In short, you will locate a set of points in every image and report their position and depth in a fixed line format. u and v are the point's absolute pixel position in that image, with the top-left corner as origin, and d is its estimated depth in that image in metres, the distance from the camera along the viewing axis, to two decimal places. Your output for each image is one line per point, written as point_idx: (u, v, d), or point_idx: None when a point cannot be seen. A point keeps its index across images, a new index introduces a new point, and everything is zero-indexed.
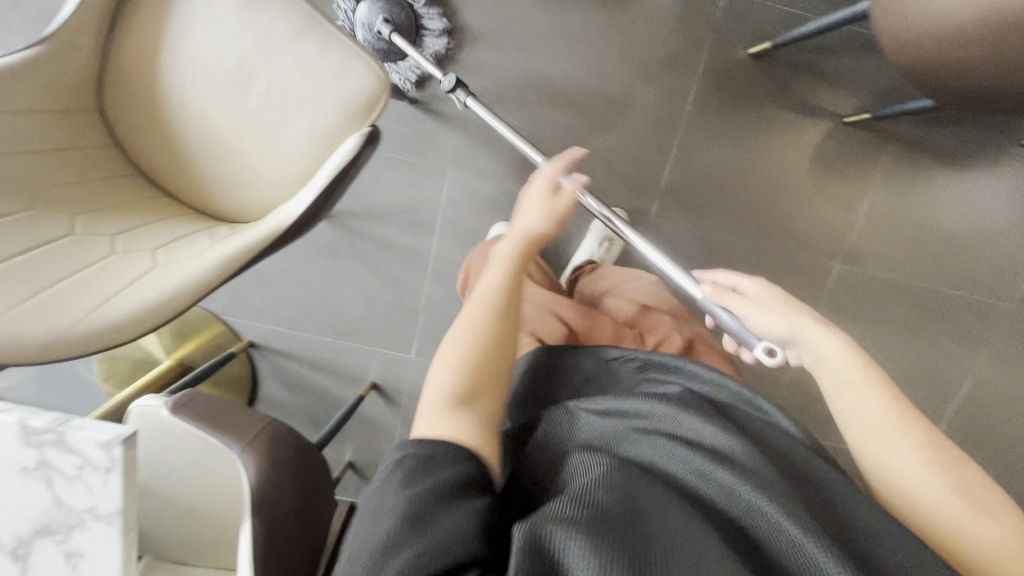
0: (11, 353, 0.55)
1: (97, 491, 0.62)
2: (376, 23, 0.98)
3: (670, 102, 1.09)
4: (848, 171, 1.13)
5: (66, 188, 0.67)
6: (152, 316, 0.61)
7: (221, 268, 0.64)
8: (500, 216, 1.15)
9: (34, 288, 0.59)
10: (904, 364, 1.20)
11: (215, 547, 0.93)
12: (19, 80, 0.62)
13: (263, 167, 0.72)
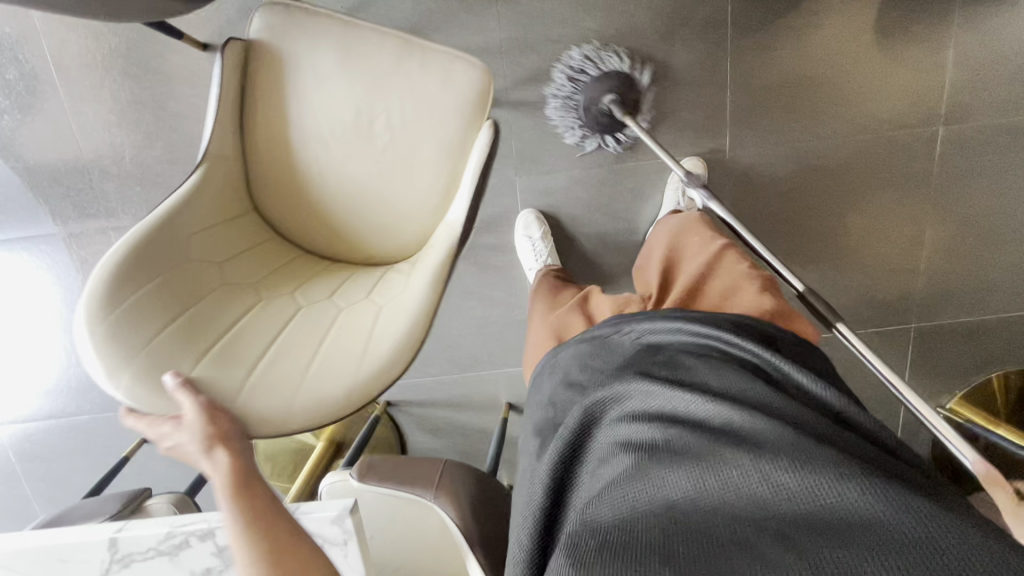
0: (318, 405, 0.70)
1: (342, 564, 0.66)
2: (601, 103, 0.99)
3: (711, 32, 1.05)
4: (921, 31, 1.05)
5: (271, 276, 0.82)
6: (401, 340, 0.74)
7: (430, 288, 0.75)
8: (579, 205, 1.15)
9: (307, 351, 0.75)
10: None
11: None
12: (201, 201, 0.75)
13: (412, 198, 0.79)
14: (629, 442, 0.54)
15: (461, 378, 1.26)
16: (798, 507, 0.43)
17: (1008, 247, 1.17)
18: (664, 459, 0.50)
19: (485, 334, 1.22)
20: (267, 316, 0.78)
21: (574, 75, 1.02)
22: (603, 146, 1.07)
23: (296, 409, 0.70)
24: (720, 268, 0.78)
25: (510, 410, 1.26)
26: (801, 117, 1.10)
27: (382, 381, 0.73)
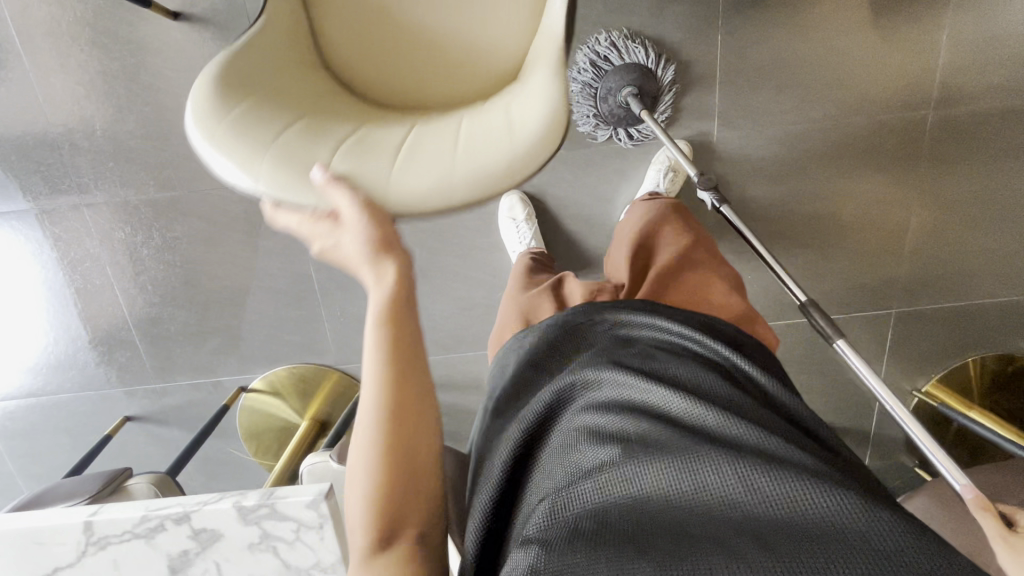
0: (467, 187, 0.62)
1: (318, 546, 0.67)
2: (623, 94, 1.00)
3: (703, 7, 1.02)
4: (918, 10, 1.02)
5: (360, 112, 0.76)
6: (538, 117, 0.65)
7: (557, 69, 0.68)
8: (564, 185, 1.13)
9: (438, 147, 0.66)
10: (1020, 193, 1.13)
11: None
12: (273, 53, 0.73)
13: (495, 11, 0.76)
14: (604, 434, 0.54)
15: (446, 359, 1.26)
16: (768, 507, 0.44)
17: (992, 233, 1.17)
18: (637, 451, 0.51)
19: (469, 315, 1.22)
20: (386, 129, 0.72)
21: (598, 66, 1.03)
22: (614, 139, 1.08)
23: (456, 182, 0.62)
24: (688, 261, 0.78)
25: None
26: (791, 99, 1.08)
27: (526, 159, 0.63)
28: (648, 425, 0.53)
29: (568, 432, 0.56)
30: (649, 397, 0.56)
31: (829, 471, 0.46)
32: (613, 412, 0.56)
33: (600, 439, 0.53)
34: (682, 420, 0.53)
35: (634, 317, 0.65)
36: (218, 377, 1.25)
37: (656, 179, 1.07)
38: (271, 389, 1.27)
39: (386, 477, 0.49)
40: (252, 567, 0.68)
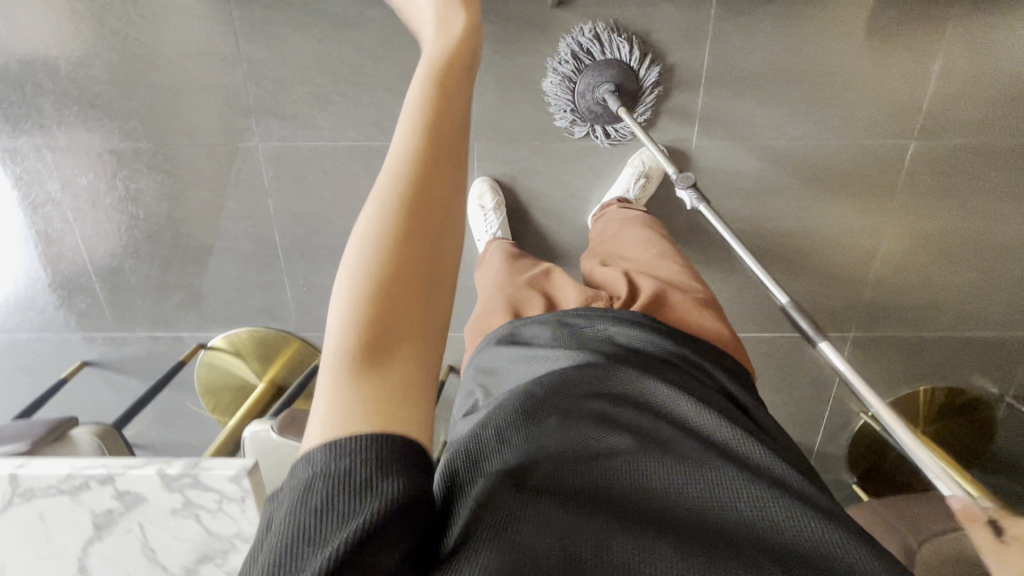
0: None
1: (240, 518, 0.69)
2: (601, 91, 0.99)
3: (695, 9, 0.99)
4: (915, 36, 1.00)
5: None
6: None
7: None
8: (537, 177, 1.11)
9: None
10: (989, 234, 1.14)
11: None
12: None
13: None
14: (623, 418, 0.50)
15: None
16: (785, 523, 0.40)
17: (959, 270, 1.18)
18: (641, 439, 0.47)
19: None
20: None
21: (577, 57, 1.00)
22: (591, 135, 1.07)
23: None
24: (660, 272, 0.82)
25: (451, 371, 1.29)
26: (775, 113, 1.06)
27: None
28: (654, 420, 0.50)
29: (582, 407, 0.51)
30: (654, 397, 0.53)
31: (839, 509, 0.44)
32: (635, 405, 0.52)
33: (601, 417, 0.50)
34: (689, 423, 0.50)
35: (663, 338, 0.64)
36: (179, 331, 1.25)
37: (627, 181, 1.06)
38: (231, 348, 1.27)
39: (396, 256, 0.40)
40: (175, 530, 0.70)
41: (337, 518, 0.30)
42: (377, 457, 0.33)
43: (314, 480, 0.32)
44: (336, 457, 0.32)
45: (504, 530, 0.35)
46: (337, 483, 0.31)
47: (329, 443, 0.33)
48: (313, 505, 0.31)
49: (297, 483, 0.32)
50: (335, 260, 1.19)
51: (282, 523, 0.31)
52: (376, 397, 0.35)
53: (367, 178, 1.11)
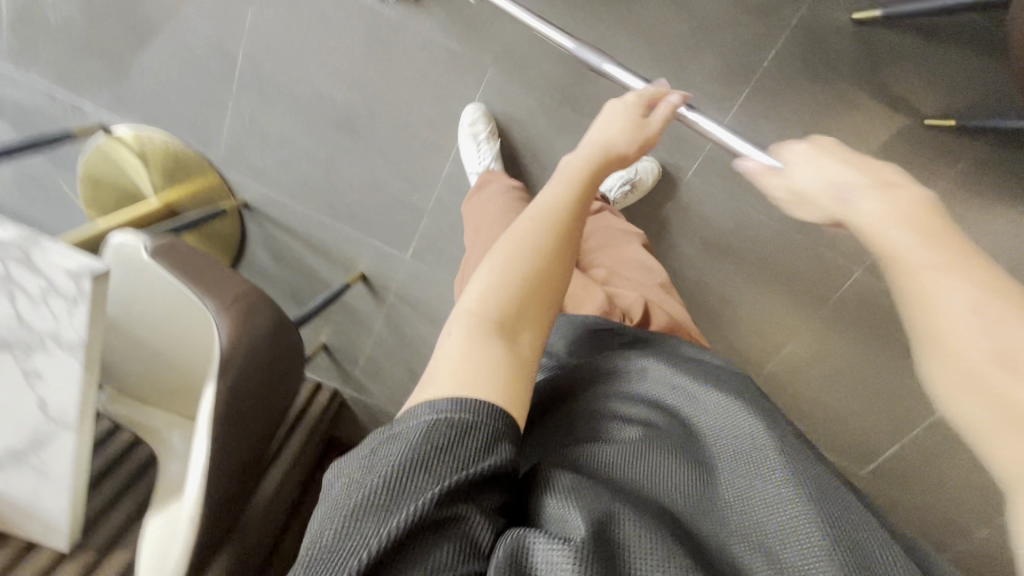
0: None
1: (63, 319, 0.60)
2: None
3: (748, 51, 0.96)
4: (907, 183, 1.02)
5: None
6: None
7: None
8: (531, 136, 1.06)
9: None
10: (871, 380, 1.24)
11: (180, 394, 0.94)
12: None
13: None
14: (630, 414, 0.49)
15: (331, 225, 1.18)
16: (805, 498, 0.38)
17: (834, 397, 1.28)
18: (654, 437, 0.46)
19: (375, 199, 1.14)
20: None
21: None
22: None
23: None
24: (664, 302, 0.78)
25: (359, 279, 1.23)
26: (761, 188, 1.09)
27: None
28: (656, 416, 0.49)
29: (593, 409, 0.50)
30: (663, 390, 0.51)
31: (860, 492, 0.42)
32: (641, 399, 0.51)
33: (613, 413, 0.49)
34: (699, 412, 0.48)
35: (654, 335, 0.63)
36: (82, 101, 1.08)
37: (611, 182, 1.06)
38: (135, 147, 1.10)
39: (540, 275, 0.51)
40: None
41: (449, 466, 0.37)
42: (490, 427, 0.39)
43: (426, 431, 0.38)
44: (455, 416, 0.39)
45: (549, 522, 0.37)
46: (453, 437, 0.38)
47: (456, 400, 0.40)
48: (433, 449, 0.37)
49: (417, 429, 0.38)
50: (291, 112, 1.07)
51: (401, 455, 0.37)
52: (491, 369, 0.42)
53: (364, 45, 1.01)
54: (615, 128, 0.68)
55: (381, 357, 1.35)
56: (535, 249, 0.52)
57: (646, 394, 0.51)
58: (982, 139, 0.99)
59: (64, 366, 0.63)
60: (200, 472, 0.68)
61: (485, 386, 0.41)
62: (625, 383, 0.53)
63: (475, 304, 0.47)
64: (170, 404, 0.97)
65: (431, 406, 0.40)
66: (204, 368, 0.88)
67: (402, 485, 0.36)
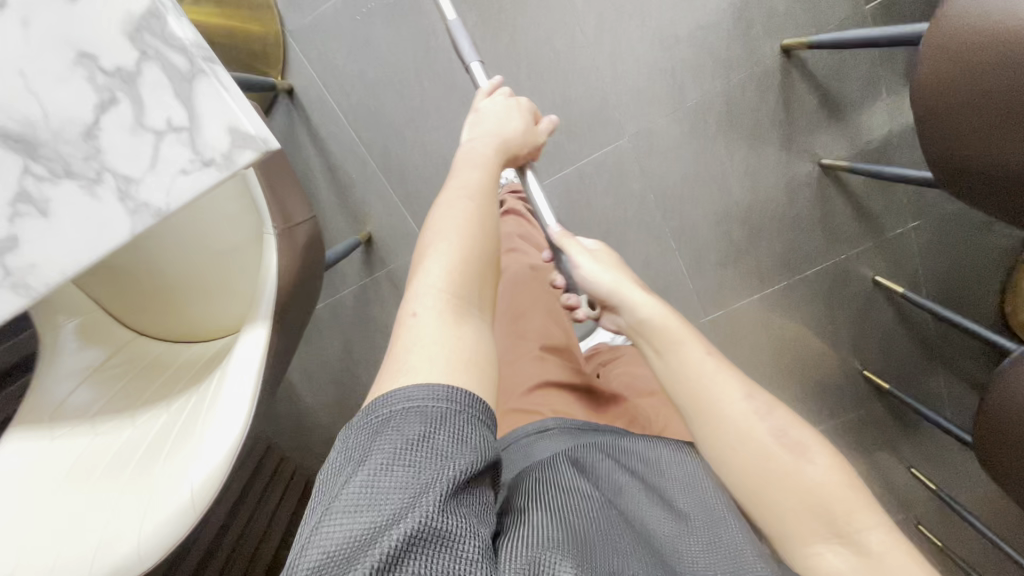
0: None
1: (163, 170, 0.41)
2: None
3: (806, 259, 1.11)
4: (828, 405, 1.29)
5: None
6: None
7: None
8: (616, 216, 1.05)
9: None
10: None
11: (141, 295, 0.71)
12: None
13: None
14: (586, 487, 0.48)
15: (371, 172, 1.02)
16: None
17: None
18: (634, 479, 0.51)
19: (437, 176, 1.02)
20: None
21: None
22: None
23: None
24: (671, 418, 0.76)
25: (364, 240, 1.06)
26: (748, 360, 1.21)
27: None
28: (606, 500, 0.47)
29: (552, 478, 0.49)
30: (655, 458, 0.54)
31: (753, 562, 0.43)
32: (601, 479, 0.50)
33: (600, 454, 0.53)
34: (643, 505, 0.48)
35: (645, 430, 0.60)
36: None
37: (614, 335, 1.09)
38: None
39: (459, 264, 0.51)
40: (52, 84, 0.39)
41: (441, 453, 0.36)
42: (475, 414, 0.40)
43: (430, 414, 0.38)
44: (436, 400, 0.39)
45: (514, 542, 0.38)
46: (437, 420, 0.38)
47: (425, 384, 0.40)
48: (433, 442, 0.37)
49: (395, 410, 0.38)
50: (414, 44, 0.94)
51: (406, 439, 0.36)
52: (464, 356, 0.44)
53: (530, 41, 0.94)
54: (517, 121, 0.70)
55: (324, 324, 1.17)
56: (484, 252, 0.53)
57: (611, 479, 0.50)
58: (881, 401, 1.29)
59: (104, 228, 0.43)
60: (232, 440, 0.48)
61: (476, 384, 0.42)
62: (596, 464, 0.52)
63: (438, 281, 0.49)
64: (98, 290, 0.70)
65: (409, 393, 0.39)
66: (212, 284, 0.70)
67: (394, 475, 0.35)
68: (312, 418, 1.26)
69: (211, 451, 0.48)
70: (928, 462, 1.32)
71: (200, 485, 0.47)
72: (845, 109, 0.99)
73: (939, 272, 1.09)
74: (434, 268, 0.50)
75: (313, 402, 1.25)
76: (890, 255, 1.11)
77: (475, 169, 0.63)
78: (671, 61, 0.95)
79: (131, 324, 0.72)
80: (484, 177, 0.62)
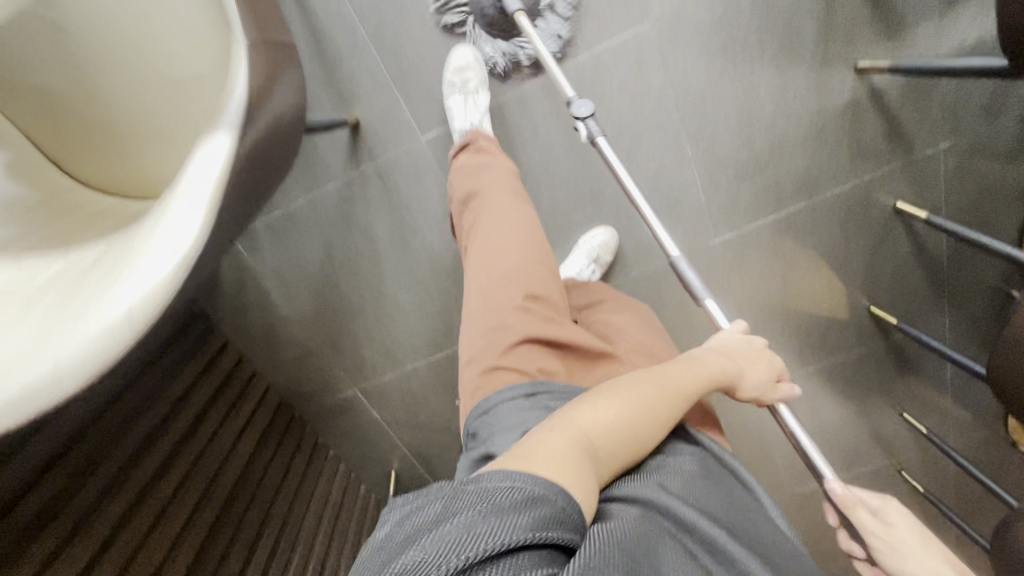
0: None
1: None
2: None
3: (826, 179, 1.05)
4: (829, 343, 1.25)
5: None
6: None
7: None
8: (632, 116, 0.97)
9: None
10: None
11: (84, 134, 0.59)
12: None
13: None
14: (657, 507, 0.48)
15: (363, 45, 0.91)
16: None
17: None
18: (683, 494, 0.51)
19: (437, 54, 0.92)
20: None
21: None
22: None
23: None
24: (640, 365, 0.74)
25: (352, 125, 0.96)
26: (751, 287, 1.17)
27: None
28: (680, 515, 0.48)
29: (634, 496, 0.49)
30: (670, 467, 0.55)
31: None
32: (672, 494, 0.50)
33: (647, 481, 0.52)
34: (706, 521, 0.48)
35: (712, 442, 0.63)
36: None
37: (580, 265, 1.02)
38: None
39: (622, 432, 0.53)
40: None
41: (523, 520, 0.36)
42: (570, 511, 0.40)
43: (517, 486, 0.39)
44: (531, 484, 0.40)
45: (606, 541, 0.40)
46: (525, 499, 0.38)
47: (529, 473, 0.41)
48: (512, 502, 0.37)
49: (491, 487, 0.39)
50: None
51: (487, 496, 0.37)
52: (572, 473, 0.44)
53: None
54: (726, 334, 0.75)
55: (304, 224, 1.07)
56: (658, 425, 0.56)
57: (679, 493, 0.51)
58: (882, 340, 1.25)
59: None
60: (183, 255, 0.39)
61: (562, 477, 0.43)
62: (656, 477, 0.53)
63: (590, 423, 0.51)
64: (31, 126, 0.59)
65: (507, 474, 0.40)
66: (160, 130, 0.59)
67: (472, 529, 0.34)
68: (289, 330, 1.18)
69: (153, 267, 0.38)
70: (923, 407, 1.30)
71: (141, 301, 0.37)
72: (891, 7, 0.91)
73: (964, 198, 1.04)
74: (586, 416, 0.52)
75: (289, 313, 1.16)
76: (915, 179, 1.04)
77: (686, 369, 0.62)
78: None
79: (76, 175, 0.63)
80: (693, 378, 0.62)
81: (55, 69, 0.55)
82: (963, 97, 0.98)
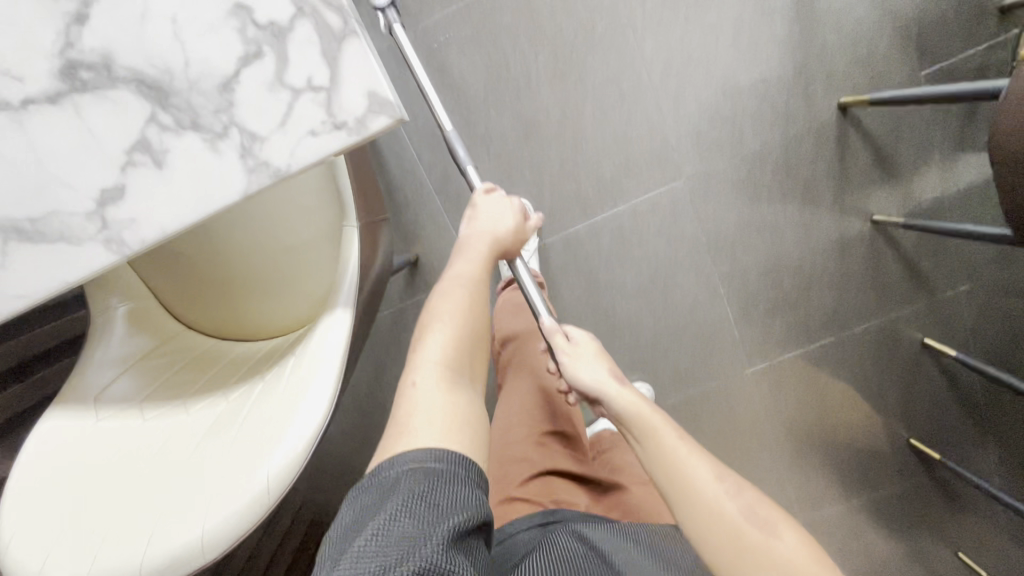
0: None
1: (295, 127, 0.40)
2: None
3: (854, 315, 1.10)
4: (870, 473, 1.23)
5: None
6: None
7: None
8: (667, 256, 1.06)
9: None
10: None
11: (199, 293, 0.68)
12: None
13: None
14: (573, 540, 0.57)
15: (427, 194, 1.03)
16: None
17: None
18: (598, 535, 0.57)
19: None
20: None
21: None
22: None
23: None
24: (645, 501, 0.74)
25: (411, 260, 1.05)
26: (788, 416, 1.18)
27: None
28: (587, 542, 0.56)
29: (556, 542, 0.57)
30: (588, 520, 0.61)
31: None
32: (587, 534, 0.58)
33: (563, 528, 0.60)
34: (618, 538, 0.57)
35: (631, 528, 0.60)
36: None
37: None
38: None
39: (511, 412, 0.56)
40: (199, 34, 0.39)
41: (443, 507, 0.40)
42: (464, 475, 0.44)
43: (420, 471, 0.42)
44: (436, 464, 0.43)
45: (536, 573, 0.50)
46: (442, 478, 0.42)
47: (426, 450, 0.44)
48: (427, 487, 0.41)
49: (399, 478, 0.42)
50: (485, 75, 0.98)
51: (408, 486, 0.41)
52: (478, 436, 0.49)
53: (598, 80, 0.97)
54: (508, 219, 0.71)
55: None
56: (472, 334, 0.58)
57: (591, 529, 0.59)
58: (926, 473, 1.23)
59: (218, 189, 0.41)
60: (308, 436, 0.47)
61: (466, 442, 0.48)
62: (574, 525, 0.60)
63: (439, 354, 0.54)
64: (156, 277, 0.67)
65: (412, 460, 0.44)
66: (264, 291, 0.67)
67: (399, 528, 0.38)
68: (329, 446, 1.20)
69: (284, 447, 0.46)
70: (977, 548, 1.23)
71: (277, 473, 0.46)
72: (899, 170, 1.01)
73: (992, 336, 1.08)
74: (433, 345, 0.55)
75: (333, 429, 1.19)
76: (939, 318, 1.09)
77: (466, 262, 0.66)
78: (734, 111, 0.98)
79: (181, 319, 0.69)
80: (478, 273, 0.65)
81: (187, 242, 0.66)
82: (974, 246, 1.06)
